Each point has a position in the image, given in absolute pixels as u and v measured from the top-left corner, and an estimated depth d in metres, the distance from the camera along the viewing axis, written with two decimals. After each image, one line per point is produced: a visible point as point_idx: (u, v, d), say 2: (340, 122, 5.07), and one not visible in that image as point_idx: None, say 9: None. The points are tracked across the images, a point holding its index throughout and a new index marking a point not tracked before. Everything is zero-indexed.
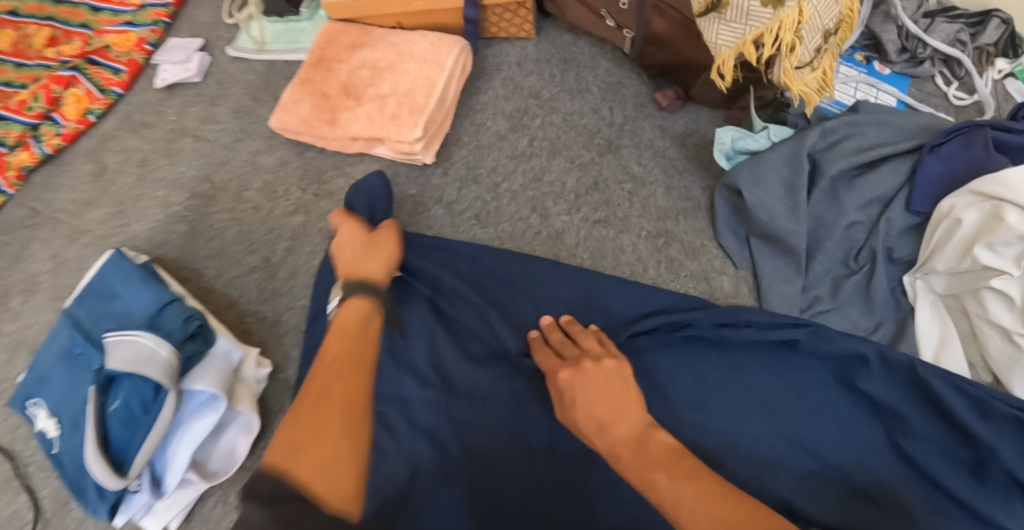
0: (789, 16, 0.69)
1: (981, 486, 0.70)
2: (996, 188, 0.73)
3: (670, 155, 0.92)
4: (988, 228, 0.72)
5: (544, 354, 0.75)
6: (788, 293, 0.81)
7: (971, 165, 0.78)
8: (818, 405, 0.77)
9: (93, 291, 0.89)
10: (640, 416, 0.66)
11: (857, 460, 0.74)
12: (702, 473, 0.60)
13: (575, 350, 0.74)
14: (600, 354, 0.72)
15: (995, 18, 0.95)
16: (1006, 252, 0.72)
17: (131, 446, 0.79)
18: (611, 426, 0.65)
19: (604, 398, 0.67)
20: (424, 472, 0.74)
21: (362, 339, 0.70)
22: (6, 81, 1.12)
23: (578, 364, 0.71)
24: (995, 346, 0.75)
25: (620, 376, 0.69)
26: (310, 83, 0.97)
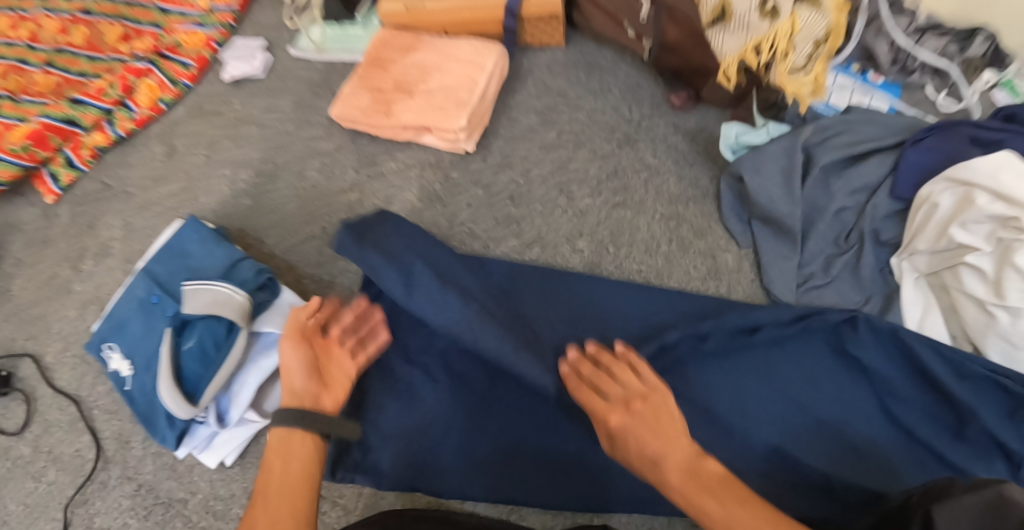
0: (782, 27, 0.84)
1: (961, 441, 0.82)
2: (968, 174, 0.87)
3: (681, 149, 1.05)
4: (960, 210, 0.86)
5: (585, 393, 0.78)
6: (785, 268, 0.93)
7: (947, 156, 0.92)
8: (813, 370, 0.88)
9: (168, 251, 1.00)
10: (689, 446, 0.68)
11: (850, 419, 0.86)
12: (751, 498, 0.62)
13: (618, 387, 0.76)
14: (642, 390, 0.75)
15: (981, 35, 1.06)
16: (978, 230, 0.85)
17: (202, 380, 0.89)
18: (663, 459, 0.67)
19: (652, 431, 0.69)
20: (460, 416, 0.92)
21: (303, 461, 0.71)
22: (81, 72, 1.30)
23: (626, 406, 0.73)
24: (972, 316, 0.86)
25: (665, 411, 0.71)
26: (367, 79, 1.11)
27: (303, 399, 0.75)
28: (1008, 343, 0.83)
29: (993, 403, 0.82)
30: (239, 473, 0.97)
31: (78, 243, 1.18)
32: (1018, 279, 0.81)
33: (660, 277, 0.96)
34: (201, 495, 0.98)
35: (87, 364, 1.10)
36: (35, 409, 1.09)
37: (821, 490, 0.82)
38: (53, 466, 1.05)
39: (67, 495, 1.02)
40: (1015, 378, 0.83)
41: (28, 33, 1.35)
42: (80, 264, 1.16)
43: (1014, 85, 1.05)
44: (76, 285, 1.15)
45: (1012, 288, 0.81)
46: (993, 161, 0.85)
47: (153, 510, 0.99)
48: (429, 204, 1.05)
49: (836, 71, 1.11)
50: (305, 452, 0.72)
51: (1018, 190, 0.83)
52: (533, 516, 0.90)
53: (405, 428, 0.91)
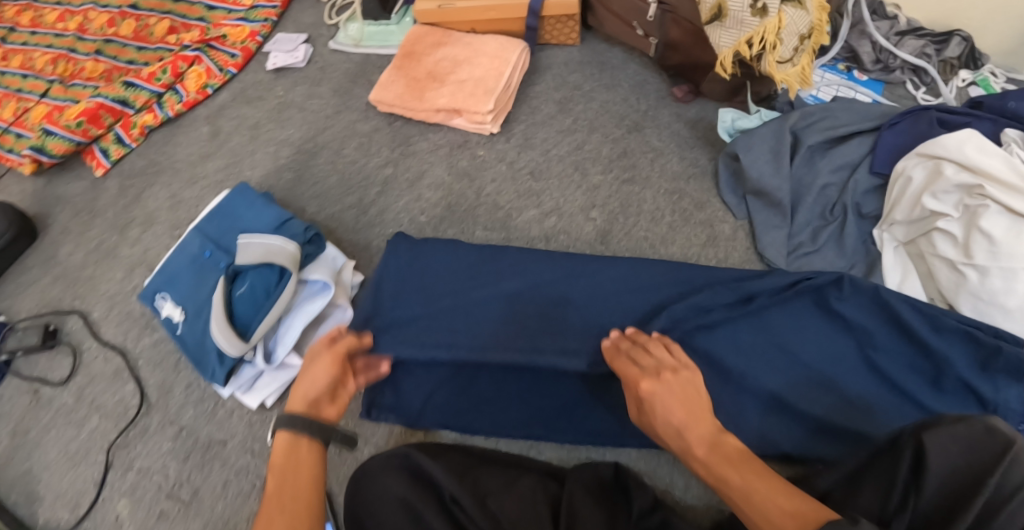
0: (771, 23, 0.98)
1: (940, 393, 0.93)
2: (936, 149, 1.00)
3: (684, 135, 1.18)
4: (931, 182, 0.99)
5: (623, 364, 0.89)
6: (776, 235, 1.06)
7: (918, 135, 1.06)
8: (805, 328, 0.99)
9: (219, 212, 1.10)
10: (710, 423, 0.79)
11: (841, 373, 0.97)
12: (766, 472, 0.71)
13: (650, 361, 0.87)
14: (676, 367, 0.86)
15: (956, 37, 1.21)
16: (947, 200, 0.98)
17: (252, 321, 0.98)
18: (686, 429, 0.79)
19: (679, 407, 0.80)
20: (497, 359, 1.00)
21: (290, 471, 0.72)
22: (130, 60, 1.41)
23: (657, 375, 0.84)
24: (945, 276, 0.98)
25: (690, 387, 0.83)
26: (402, 69, 1.23)
27: (306, 405, 0.78)
28: (979, 299, 0.95)
29: (966, 353, 0.93)
30: (278, 414, 1.04)
31: (127, 212, 1.27)
32: (983, 241, 0.94)
33: (664, 243, 1.09)
34: (240, 437, 1.05)
35: (132, 319, 1.18)
36: (80, 361, 1.16)
37: (815, 434, 0.95)
38: (95, 413, 1.11)
39: (108, 439, 1.08)
40: (987, 330, 0.93)
41: (75, 25, 1.48)
42: (129, 230, 1.25)
43: (988, 83, 1.20)
44: (124, 249, 1.24)
45: (979, 249, 0.94)
46: (958, 138, 0.99)
47: (193, 451, 1.05)
48: (457, 179, 1.17)
49: (825, 69, 1.26)
50: (309, 456, 0.74)
51: (981, 163, 0.96)
52: (550, 451, 1.01)
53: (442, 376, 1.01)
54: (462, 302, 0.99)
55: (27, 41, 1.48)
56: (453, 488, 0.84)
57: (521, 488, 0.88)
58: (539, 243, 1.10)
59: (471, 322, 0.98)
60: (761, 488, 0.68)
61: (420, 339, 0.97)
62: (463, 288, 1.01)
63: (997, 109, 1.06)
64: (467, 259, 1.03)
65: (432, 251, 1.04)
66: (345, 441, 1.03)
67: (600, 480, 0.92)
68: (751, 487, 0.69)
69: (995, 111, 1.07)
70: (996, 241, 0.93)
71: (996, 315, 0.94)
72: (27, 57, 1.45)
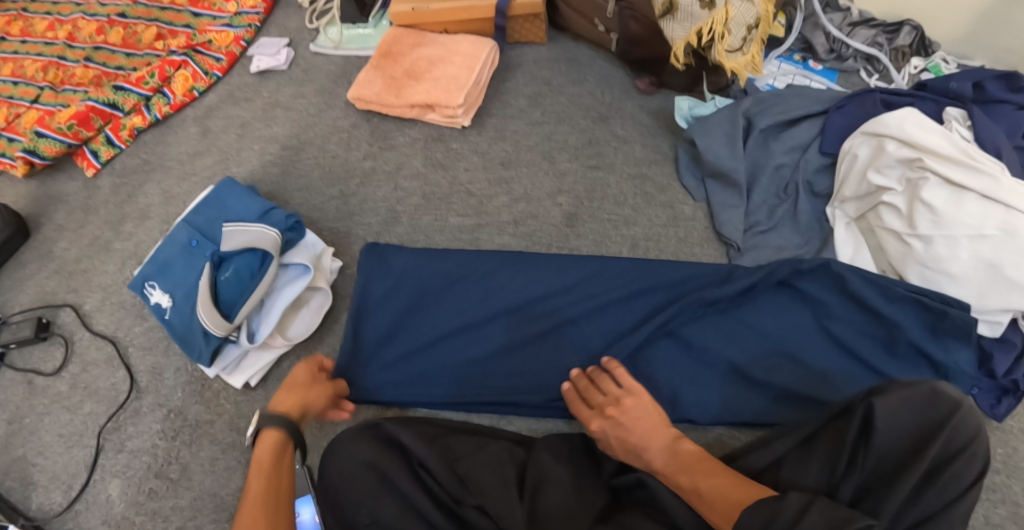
0: (720, 14, 1.06)
1: (894, 357, 0.99)
2: (879, 128, 1.06)
3: (647, 124, 1.24)
4: (875, 158, 1.05)
5: (578, 405, 0.96)
6: (733, 214, 1.12)
7: (863, 116, 1.13)
8: (771, 309, 1.04)
9: (206, 203, 1.15)
10: (664, 438, 0.87)
11: (801, 344, 1.02)
12: (716, 470, 0.78)
13: (599, 397, 0.95)
14: (620, 397, 0.93)
15: (906, 26, 1.28)
16: (891, 175, 1.04)
17: (237, 303, 1.03)
18: (646, 449, 0.86)
19: (630, 435, 0.88)
20: (493, 352, 1.05)
21: (272, 472, 0.79)
22: (119, 66, 1.48)
23: (604, 412, 0.92)
24: (893, 247, 1.03)
25: (643, 412, 0.90)
26: (381, 68, 1.30)
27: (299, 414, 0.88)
28: (925, 267, 1.00)
29: (916, 319, 0.99)
30: (263, 394, 1.09)
31: (119, 209, 1.32)
32: (926, 212, 0.99)
33: (627, 223, 1.15)
34: (228, 415, 1.09)
35: (123, 310, 1.23)
36: (73, 350, 1.21)
37: (776, 401, 0.99)
38: (89, 399, 1.16)
39: (100, 423, 1.13)
40: (933, 296, 0.99)
41: (65, 34, 1.54)
42: (120, 226, 1.30)
43: (939, 69, 1.25)
44: (116, 243, 1.29)
45: (923, 219, 0.99)
46: (899, 116, 1.05)
47: (183, 430, 1.10)
48: (433, 169, 1.23)
49: (781, 60, 1.32)
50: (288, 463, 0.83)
51: (921, 139, 1.02)
52: (520, 422, 1.04)
53: (445, 372, 1.04)
54: (454, 334, 1.06)
55: (17, 49, 1.53)
56: (422, 454, 0.89)
57: (490, 453, 0.93)
58: (510, 227, 1.15)
59: (466, 347, 1.05)
60: (715, 488, 0.75)
61: (416, 370, 1.04)
62: (448, 324, 1.06)
63: (941, 90, 1.13)
64: (447, 293, 1.08)
65: (410, 288, 1.09)
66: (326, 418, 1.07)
67: (570, 448, 0.96)
68: (700, 488, 0.77)
69: (939, 92, 1.13)
70: (938, 210, 0.98)
71: (942, 281, 0.99)
72: (17, 65, 1.51)
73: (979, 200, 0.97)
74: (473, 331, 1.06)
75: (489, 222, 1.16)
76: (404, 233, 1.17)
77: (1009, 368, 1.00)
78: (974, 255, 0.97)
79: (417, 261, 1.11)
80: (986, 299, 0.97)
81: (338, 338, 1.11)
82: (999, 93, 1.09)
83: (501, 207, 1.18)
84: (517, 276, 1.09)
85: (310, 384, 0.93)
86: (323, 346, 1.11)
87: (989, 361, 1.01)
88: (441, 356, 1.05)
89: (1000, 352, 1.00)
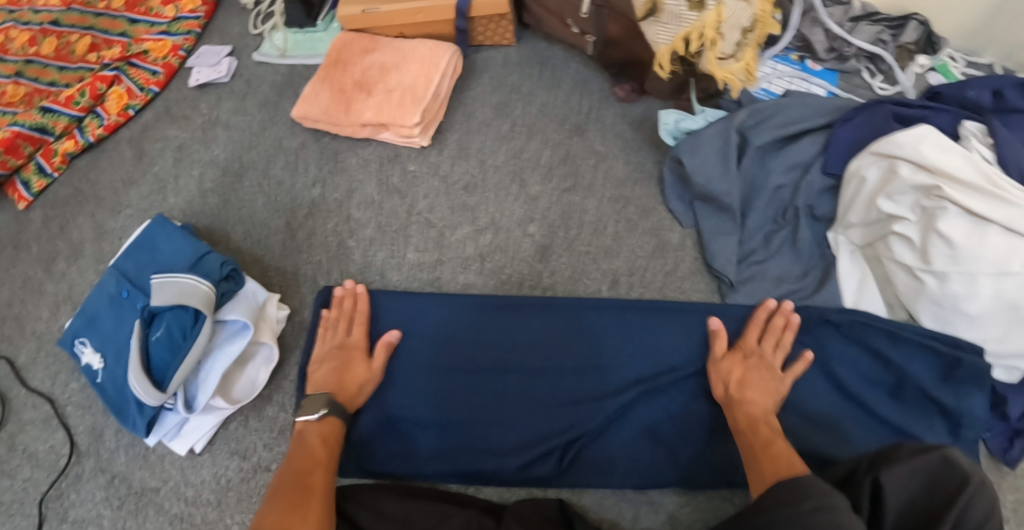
0: (710, 17, 0.94)
1: (901, 403, 0.88)
2: (891, 148, 0.93)
3: (627, 137, 1.12)
4: (886, 182, 0.92)
5: (754, 333, 0.89)
6: (727, 242, 0.99)
7: (872, 132, 0.99)
8: None
9: (136, 247, 1.03)
10: (770, 403, 0.82)
11: (804, 393, 0.89)
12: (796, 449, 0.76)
13: (765, 345, 0.88)
14: (778, 367, 0.86)
15: (913, 21, 1.14)
16: (904, 201, 0.91)
17: (170, 367, 0.92)
18: (748, 400, 0.82)
19: (746, 377, 0.85)
20: (456, 403, 0.93)
21: (331, 448, 0.83)
22: (51, 81, 1.30)
23: (746, 356, 0.87)
24: (903, 282, 0.91)
25: (773, 378, 0.84)
26: (328, 80, 1.16)
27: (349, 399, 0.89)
28: (938, 306, 0.88)
29: (925, 364, 0.88)
30: (209, 459, 1.00)
31: (49, 248, 1.20)
32: (942, 246, 0.86)
33: (607, 255, 1.03)
34: (172, 484, 0.99)
35: (60, 362, 1.12)
36: (9, 410, 1.08)
37: None
38: (27, 463, 1.04)
39: (41, 491, 1.01)
40: (945, 339, 0.88)
41: None
42: (51, 266, 1.18)
43: (947, 68, 1.13)
44: (48, 287, 1.17)
45: (939, 255, 0.86)
46: (915, 134, 0.91)
47: (126, 500, 0.99)
48: (388, 197, 1.11)
49: (777, 60, 1.18)
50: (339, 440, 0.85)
51: (939, 162, 0.89)
52: (490, 488, 0.92)
53: (409, 418, 0.93)
54: (419, 380, 0.94)
55: None
56: None
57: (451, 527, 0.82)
58: (474, 263, 1.04)
59: (431, 392, 0.94)
60: (781, 452, 0.74)
61: (375, 420, 0.93)
62: (416, 384, 0.94)
63: (956, 100, 1.00)
64: (412, 345, 0.96)
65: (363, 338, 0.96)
66: None
67: (546, 520, 0.83)
68: (773, 443, 0.76)
69: (953, 102, 1.01)
70: (956, 245, 0.85)
71: (955, 322, 0.88)
72: None
73: (1002, 234, 0.84)
74: (435, 386, 0.94)
75: (454, 256, 1.05)
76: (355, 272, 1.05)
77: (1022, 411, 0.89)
78: (995, 295, 0.84)
79: (378, 302, 0.99)
80: (1006, 341, 0.86)
81: (289, 395, 1.01)
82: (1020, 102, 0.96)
83: (466, 238, 1.06)
84: (490, 316, 0.97)
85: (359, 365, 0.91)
86: (271, 405, 1.01)
87: (1001, 403, 0.89)
88: (399, 398, 0.93)
89: (1016, 394, 0.88)
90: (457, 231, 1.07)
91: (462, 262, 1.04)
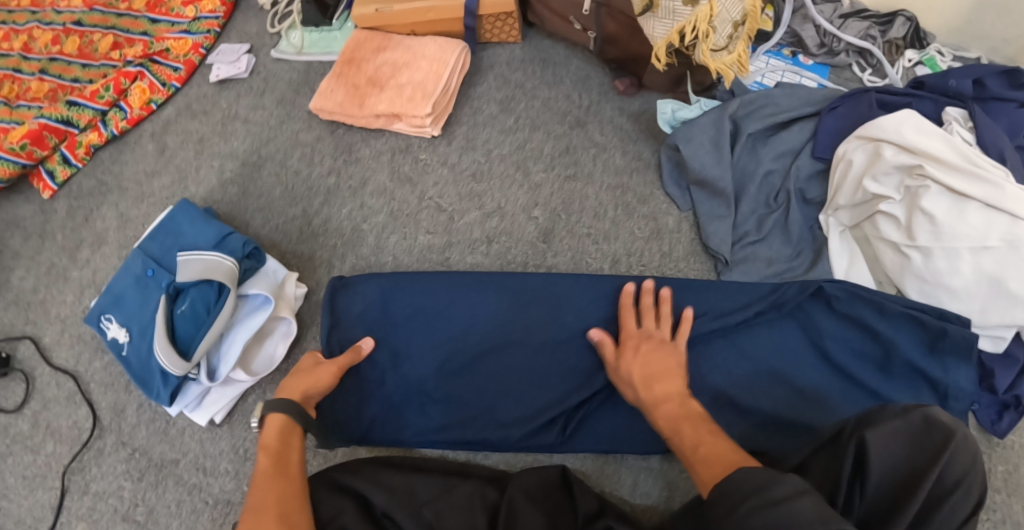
0: (703, 11, 0.98)
1: (889, 376, 0.92)
2: (875, 132, 0.99)
3: (627, 128, 1.18)
4: (872, 164, 0.98)
5: (631, 318, 0.92)
6: (721, 225, 1.05)
7: (858, 118, 1.06)
8: (761, 332, 0.96)
9: (161, 229, 1.08)
10: (678, 385, 0.82)
11: (792, 365, 0.94)
12: (720, 432, 0.75)
13: (646, 328, 0.91)
14: (665, 340, 0.89)
15: (901, 17, 1.21)
16: (888, 182, 0.96)
17: (195, 338, 0.97)
18: (652, 388, 0.82)
19: (646, 366, 0.85)
20: (458, 382, 0.97)
21: (284, 454, 0.78)
22: (75, 78, 1.36)
23: (637, 345, 0.88)
24: (889, 258, 0.97)
25: (667, 359, 0.85)
26: (342, 76, 1.23)
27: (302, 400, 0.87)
28: (923, 280, 0.93)
29: (911, 336, 0.91)
30: (227, 431, 1.04)
31: (74, 235, 1.25)
32: (926, 222, 0.92)
33: (607, 239, 1.08)
34: (192, 454, 1.03)
35: (83, 342, 1.16)
36: (34, 387, 1.13)
37: (762, 426, 0.92)
38: (50, 438, 1.08)
39: (64, 464, 1.06)
40: (931, 311, 0.92)
41: (20, 45, 1.40)
42: (76, 253, 1.24)
43: (935, 62, 1.20)
44: (72, 271, 1.22)
45: (922, 231, 0.92)
46: (896, 120, 0.98)
47: (146, 470, 1.03)
48: (399, 185, 1.16)
49: (770, 55, 1.24)
50: (298, 443, 0.82)
51: (920, 144, 0.95)
52: (497, 456, 0.99)
53: (417, 393, 0.98)
54: (423, 358, 0.98)
55: None
56: (384, 503, 0.83)
57: (458, 495, 0.86)
58: (481, 245, 1.09)
59: (434, 372, 0.98)
60: (710, 442, 0.73)
61: (382, 397, 0.98)
62: (433, 379, 0.97)
63: (939, 89, 1.06)
64: (421, 333, 0.99)
65: (376, 322, 1.00)
66: None
67: (544, 483, 0.90)
68: (701, 442, 0.74)
69: (936, 91, 1.06)
70: (939, 221, 0.91)
71: (941, 296, 0.93)
72: None
73: (982, 210, 0.90)
74: (440, 365, 0.98)
75: (462, 239, 1.10)
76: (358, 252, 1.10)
77: (1010, 384, 0.93)
78: (976, 269, 0.90)
79: (382, 284, 1.01)
80: (987, 314, 0.90)
81: None
82: (1000, 91, 1.02)
83: (475, 224, 1.11)
84: (493, 298, 0.99)
85: (317, 369, 0.91)
86: None
87: (989, 377, 0.94)
88: (404, 376, 0.98)
89: (1002, 367, 0.93)
90: (465, 217, 1.12)
91: (469, 245, 1.09)
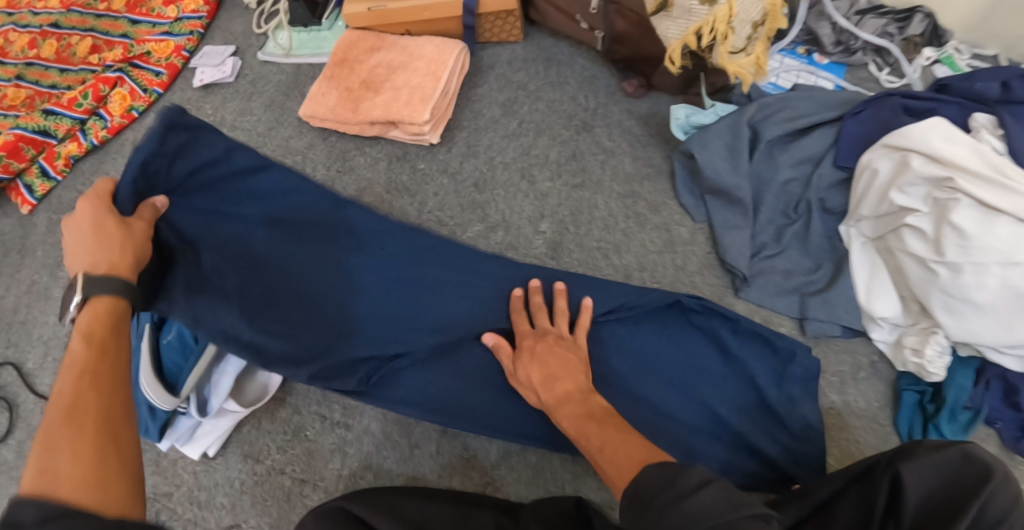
0: (721, 11, 0.92)
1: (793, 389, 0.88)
2: (902, 140, 0.93)
3: (636, 132, 1.12)
4: (898, 174, 0.92)
5: (520, 318, 0.88)
6: (737, 236, 0.99)
7: (883, 124, 0.99)
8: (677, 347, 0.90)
9: None
10: (579, 382, 0.79)
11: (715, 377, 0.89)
12: (626, 427, 0.71)
13: (543, 324, 0.87)
14: (562, 338, 0.85)
15: (919, 13, 1.14)
16: (914, 193, 0.90)
17: (183, 370, 0.91)
18: (546, 386, 0.79)
19: (547, 365, 0.81)
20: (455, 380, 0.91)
21: (105, 346, 0.66)
22: (52, 84, 1.29)
23: (531, 343, 0.84)
24: (914, 273, 0.90)
25: (562, 357, 0.82)
26: (334, 79, 1.17)
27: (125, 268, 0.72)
28: (950, 297, 0.86)
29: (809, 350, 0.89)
30: (222, 463, 0.99)
31: (56, 250, 1.19)
32: (955, 235, 0.85)
33: (618, 251, 1.02)
34: (185, 488, 0.98)
35: None
36: (17, 416, 1.07)
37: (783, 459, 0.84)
38: None
39: None
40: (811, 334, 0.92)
41: None
42: (58, 270, 1.17)
43: (953, 60, 1.13)
44: (55, 291, 1.16)
45: (949, 244, 0.85)
46: (924, 127, 0.92)
47: None
48: (396, 195, 1.10)
49: (784, 54, 1.18)
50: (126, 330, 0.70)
51: (948, 153, 0.89)
52: (510, 488, 0.94)
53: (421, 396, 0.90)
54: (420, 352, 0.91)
55: None
56: None
57: None
58: None
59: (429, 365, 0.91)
60: (611, 441, 0.68)
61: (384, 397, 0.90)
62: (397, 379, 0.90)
63: (963, 91, 1.00)
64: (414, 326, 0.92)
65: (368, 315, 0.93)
66: (293, 488, 0.96)
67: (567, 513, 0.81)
68: (605, 444, 0.69)
69: (960, 93, 1.00)
70: (967, 233, 0.84)
71: (966, 312, 0.85)
72: None
73: (1012, 223, 0.83)
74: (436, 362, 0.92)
75: None
76: (223, 178, 0.91)
77: None
78: (1004, 284, 0.83)
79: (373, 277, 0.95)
80: (1015, 331, 0.82)
81: (302, 396, 1.02)
82: None
83: (476, 236, 1.05)
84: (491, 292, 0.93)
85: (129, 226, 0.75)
86: (284, 407, 1.02)
87: (1013, 393, 0.87)
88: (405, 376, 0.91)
89: None
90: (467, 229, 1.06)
91: None
